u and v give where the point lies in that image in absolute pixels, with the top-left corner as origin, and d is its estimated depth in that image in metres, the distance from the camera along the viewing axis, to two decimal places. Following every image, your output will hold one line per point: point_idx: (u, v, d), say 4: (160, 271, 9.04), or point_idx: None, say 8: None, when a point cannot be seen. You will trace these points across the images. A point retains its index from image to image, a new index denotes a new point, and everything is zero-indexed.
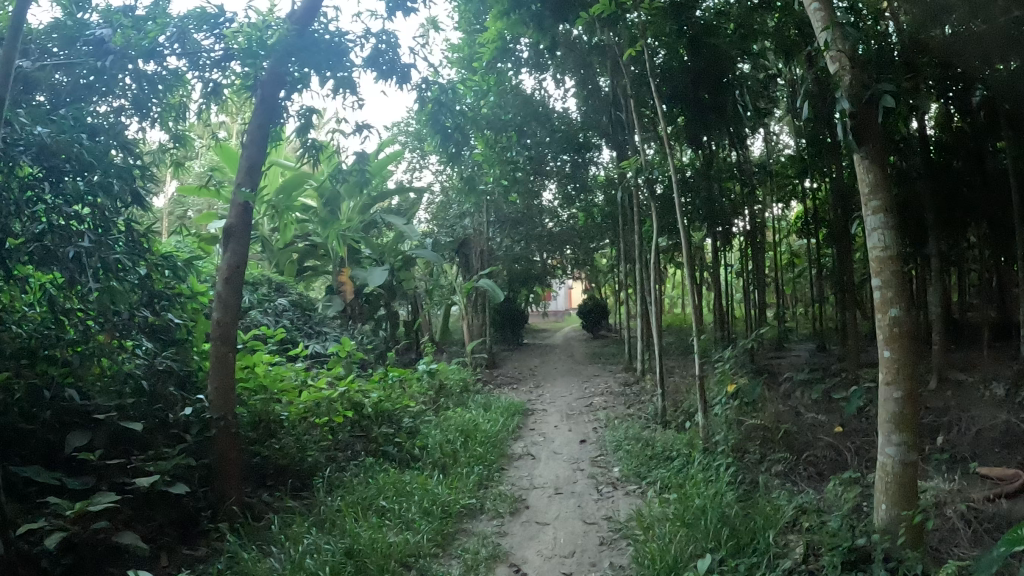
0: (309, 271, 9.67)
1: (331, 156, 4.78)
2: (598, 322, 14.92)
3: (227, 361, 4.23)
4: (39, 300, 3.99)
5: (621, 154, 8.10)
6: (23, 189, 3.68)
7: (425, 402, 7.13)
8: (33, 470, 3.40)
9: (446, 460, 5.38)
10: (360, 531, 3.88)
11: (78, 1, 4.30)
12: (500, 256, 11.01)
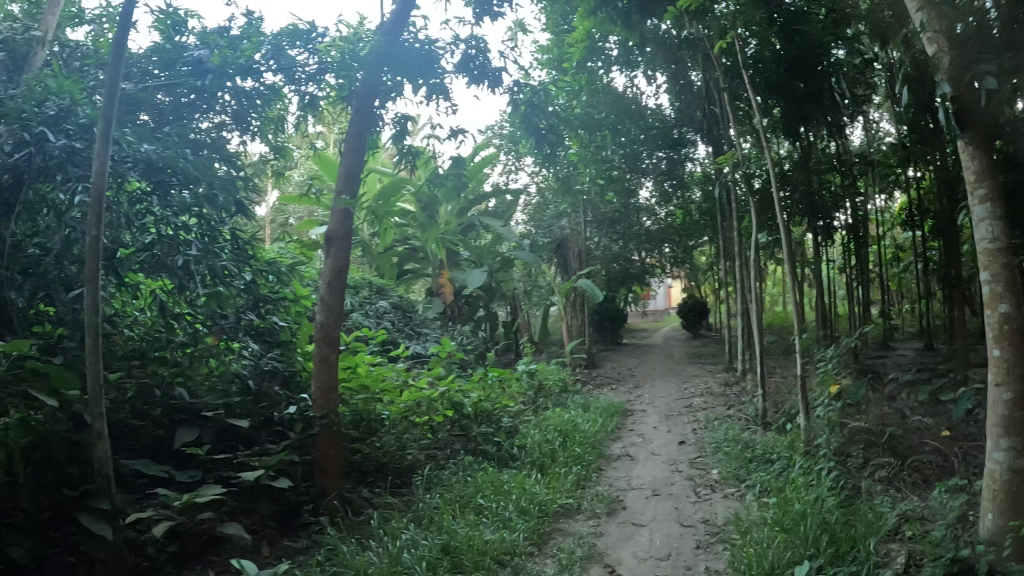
0: (409, 274, 9.86)
1: (427, 161, 4.87)
2: (698, 322, 14.61)
3: (331, 363, 4.42)
4: (148, 306, 4.38)
5: (717, 149, 7.90)
6: (133, 203, 3.99)
7: (524, 402, 7.19)
8: (144, 463, 3.62)
9: (545, 459, 5.40)
10: (456, 528, 3.94)
11: (176, 25, 4.61)
12: (598, 256, 10.94)
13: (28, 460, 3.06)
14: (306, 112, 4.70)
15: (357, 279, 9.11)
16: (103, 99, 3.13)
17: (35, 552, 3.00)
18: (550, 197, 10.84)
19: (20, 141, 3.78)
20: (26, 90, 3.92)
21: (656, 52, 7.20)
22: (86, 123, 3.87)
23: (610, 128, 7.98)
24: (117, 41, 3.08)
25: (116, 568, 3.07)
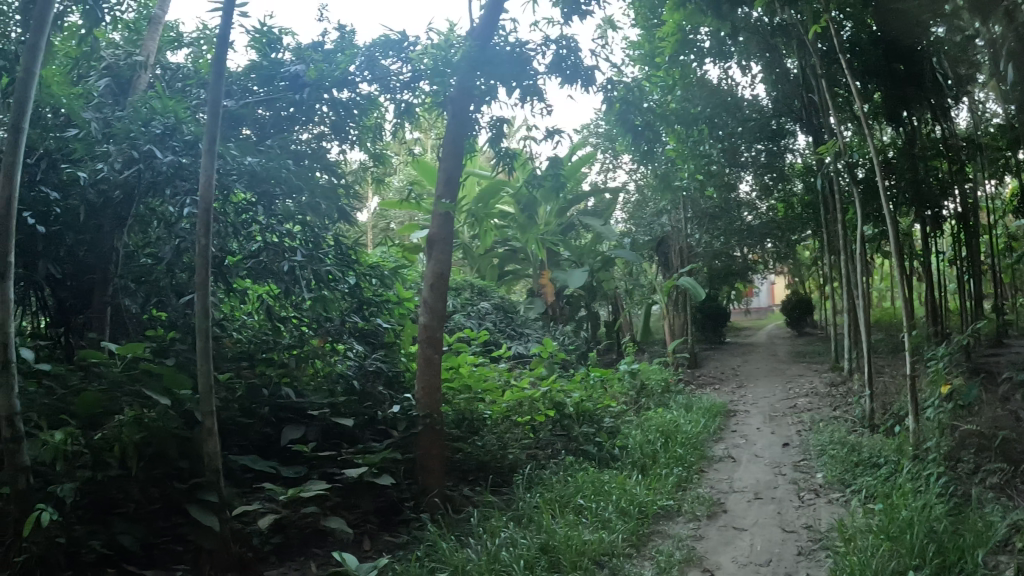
0: (509, 275, 9.98)
1: (525, 163, 4.81)
2: (803, 319, 14.02)
3: (434, 363, 4.50)
4: (256, 309, 4.72)
5: (818, 139, 7.59)
6: (239, 212, 4.26)
7: (626, 402, 7.13)
8: (251, 459, 3.83)
9: (646, 460, 5.33)
10: (555, 527, 3.93)
11: (271, 42, 4.89)
12: (700, 253, 10.68)
13: (143, 454, 3.33)
14: (403, 120, 4.60)
15: (459, 282, 9.32)
16: (206, 117, 3.31)
17: (145, 540, 3.28)
18: (649, 194, 10.66)
19: (129, 158, 4.10)
20: (134, 112, 4.30)
21: (748, 42, 7.11)
22: (190, 139, 4.15)
23: (707, 121, 7.78)
24: (216, 62, 3.26)
25: (223, 559, 3.25)
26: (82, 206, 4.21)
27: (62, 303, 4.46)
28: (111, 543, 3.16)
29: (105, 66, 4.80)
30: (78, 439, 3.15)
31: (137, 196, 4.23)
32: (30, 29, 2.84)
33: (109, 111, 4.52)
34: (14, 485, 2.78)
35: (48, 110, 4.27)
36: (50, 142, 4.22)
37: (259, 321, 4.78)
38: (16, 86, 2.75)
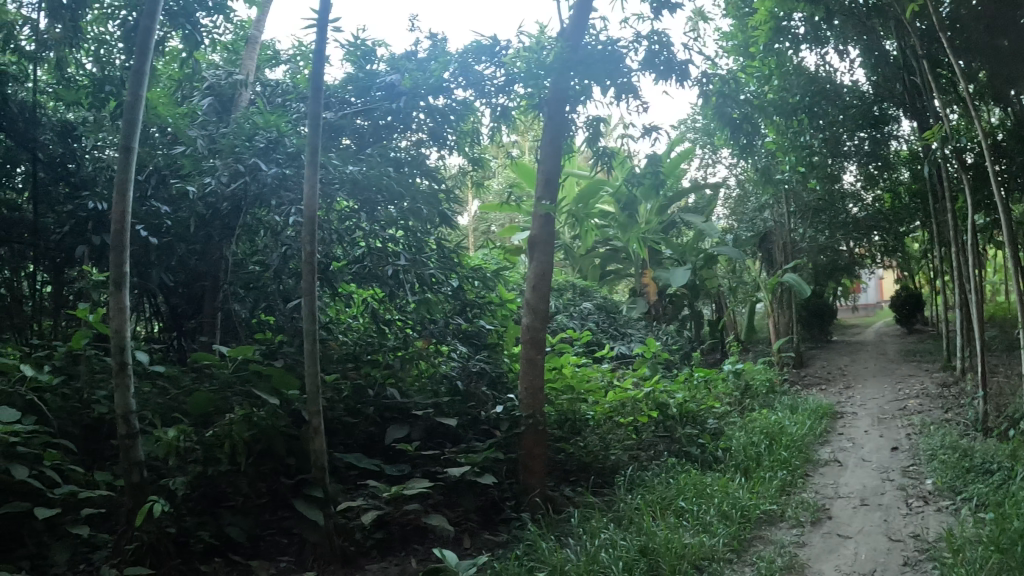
0: (611, 275, 9.88)
1: (623, 160, 4.55)
2: (914, 315, 13.28)
3: (537, 365, 4.32)
4: (360, 312, 4.88)
5: (921, 123, 7.21)
6: (342, 219, 4.53)
7: (730, 403, 6.94)
8: (355, 458, 3.93)
9: (749, 463, 5.11)
10: (658, 531, 3.71)
11: (366, 56, 5.05)
12: (804, 248, 10.23)
13: (252, 451, 3.50)
14: (500, 124, 4.72)
15: (561, 283, 9.35)
16: (308, 130, 3.38)
17: (251, 531, 3.44)
18: (750, 188, 10.23)
19: (234, 172, 4.37)
20: (238, 127, 4.63)
21: (844, 24, 6.81)
22: (292, 151, 4.42)
23: (806, 111, 7.41)
24: (314, 76, 3.35)
25: (326, 552, 3.36)
26: (192, 218, 4.43)
27: (175, 310, 4.79)
28: (220, 533, 3.35)
29: (207, 86, 5.04)
30: (191, 437, 3.35)
31: (243, 206, 4.47)
32: (135, 55, 3.06)
33: (213, 128, 4.79)
34: (130, 479, 3.01)
35: (156, 129, 4.76)
36: (158, 159, 4.63)
37: (363, 323, 4.92)
38: (124, 110, 2.96)
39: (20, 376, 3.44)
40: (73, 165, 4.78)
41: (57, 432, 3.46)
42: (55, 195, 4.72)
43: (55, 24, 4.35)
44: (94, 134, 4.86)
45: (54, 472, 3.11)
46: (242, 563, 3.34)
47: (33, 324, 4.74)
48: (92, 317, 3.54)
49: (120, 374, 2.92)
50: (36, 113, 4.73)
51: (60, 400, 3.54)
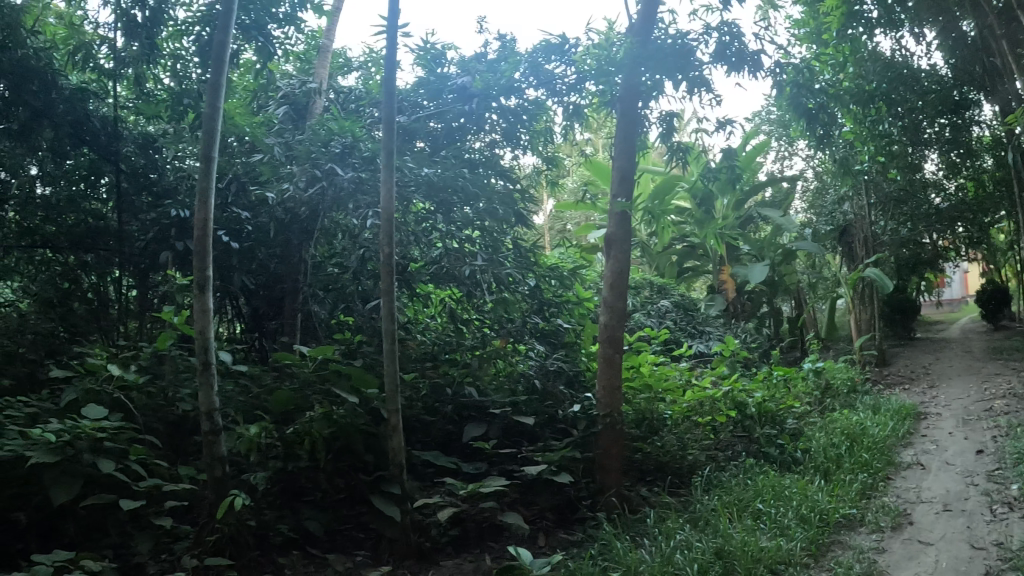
0: (689, 273, 9.76)
1: (698, 156, 4.43)
2: (1003, 311, 12.66)
3: (615, 364, 4.21)
4: (439, 312, 4.97)
5: (1005, 108, 6.90)
6: (419, 221, 4.63)
7: (811, 403, 6.73)
8: (433, 455, 3.95)
9: (828, 464, 4.95)
10: (734, 533, 3.62)
11: (436, 58, 5.13)
12: (886, 241, 9.36)
13: (332, 448, 3.59)
14: (571, 123, 4.59)
15: (638, 281, 9.21)
16: (383, 134, 3.45)
17: (328, 525, 3.54)
18: (829, 179, 9.76)
19: (312, 177, 4.43)
20: (313, 134, 4.67)
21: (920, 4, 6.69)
22: (366, 156, 4.45)
23: (885, 98, 7.08)
24: (386, 81, 3.42)
25: (402, 546, 3.41)
26: (271, 224, 4.71)
27: (256, 311, 5.01)
28: (298, 527, 3.47)
29: (282, 95, 5.18)
30: (271, 433, 3.46)
31: (321, 211, 4.60)
32: (211, 67, 3.18)
33: (289, 135, 4.95)
34: (212, 473, 3.13)
35: (234, 139, 4.95)
36: (238, 167, 4.84)
37: (442, 323, 5.02)
38: (204, 120, 3.08)
39: (108, 375, 3.61)
40: (155, 175, 5.21)
41: (143, 428, 3.62)
42: (139, 204, 5.11)
43: (132, 41, 4.55)
44: (175, 146, 5.15)
45: (138, 466, 3.24)
46: (319, 556, 3.43)
47: (119, 327, 5.06)
48: (177, 320, 3.69)
49: (203, 372, 3.07)
50: (117, 126, 5.12)
51: (145, 398, 3.68)
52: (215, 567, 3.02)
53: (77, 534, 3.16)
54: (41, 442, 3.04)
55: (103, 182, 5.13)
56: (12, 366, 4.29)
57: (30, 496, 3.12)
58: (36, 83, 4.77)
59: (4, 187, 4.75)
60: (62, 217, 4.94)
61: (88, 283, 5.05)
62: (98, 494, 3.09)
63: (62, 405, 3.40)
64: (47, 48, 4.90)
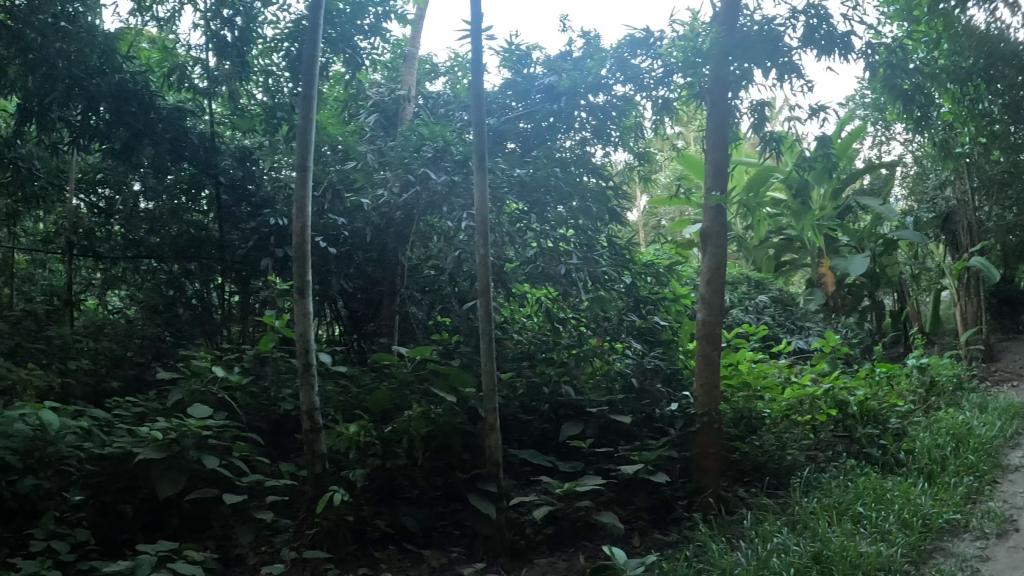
0: (786, 266, 9.53)
1: (791, 145, 4.28)
2: None
3: (713, 362, 4.08)
4: (535, 311, 5.03)
5: None
6: (513, 221, 4.77)
7: (915, 401, 6.43)
8: (529, 454, 3.99)
9: (933, 467, 4.71)
10: (834, 537, 3.46)
11: (522, 59, 5.17)
12: (992, 228, 8.82)
13: (430, 446, 3.65)
14: (662, 116, 4.52)
15: (735, 275, 9.11)
16: (473, 137, 3.47)
17: (425, 522, 3.60)
18: (929, 163, 9.19)
19: (405, 182, 4.67)
20: (404, 141, 4.84)
21: None
22: (460, 159, 4.62)
23: None
24: (474, 85, 3.45)
25: (497, 544, 3.45)
26: (368, 229, 4.93)
27: (355, 314, 5.23)
28: (395, 523, 3.55)
29: (372, 103, 5.35)
30: (371, 432, 3.56)
31: (415, 216, 4.81)
32: (302, 80, 3.28)
33: (380, 142, 5.14)
34: (313, 469, 3.26)
35: (328, 148, 5.16)
36: (333, 175, 5.02)
37: (539, 322, 5.03)
38: (298, 132, 3.19)
39: (213, 376, 3.80)
40: (253, 186, 5.35)
41: (246, 426, 3.79)
42: (239, 214, 5.35)
43: (224, 61, 4.86)
44: (270, 157, 5.43)
45: (241, 463, 3.40)
46: (415, 552, 3.50)
47: (222, 330, 5.37)
48: (278, 323, 3.84)
49: (303, 374, 3.19)
50: (214, 141, 5.31)
51: (249, 398, 3.86)
52: (312, 560, 3.11)
53: (181, 527, 3.33)
54: (149, 440, 3.24)
55: (204, 195, 5.44)
56: (123, 369, 4.79)
57: (137, 489, 3.31)
58: (136, 104, 4.98)
59: (113, 203, 5.52)
60: (165, 229, 5.45)
61: (195, 290, 5.43)
62: (203, 489, 3.25)
63: (170, 404, 3.59)
64: (143, 71, 5.08)
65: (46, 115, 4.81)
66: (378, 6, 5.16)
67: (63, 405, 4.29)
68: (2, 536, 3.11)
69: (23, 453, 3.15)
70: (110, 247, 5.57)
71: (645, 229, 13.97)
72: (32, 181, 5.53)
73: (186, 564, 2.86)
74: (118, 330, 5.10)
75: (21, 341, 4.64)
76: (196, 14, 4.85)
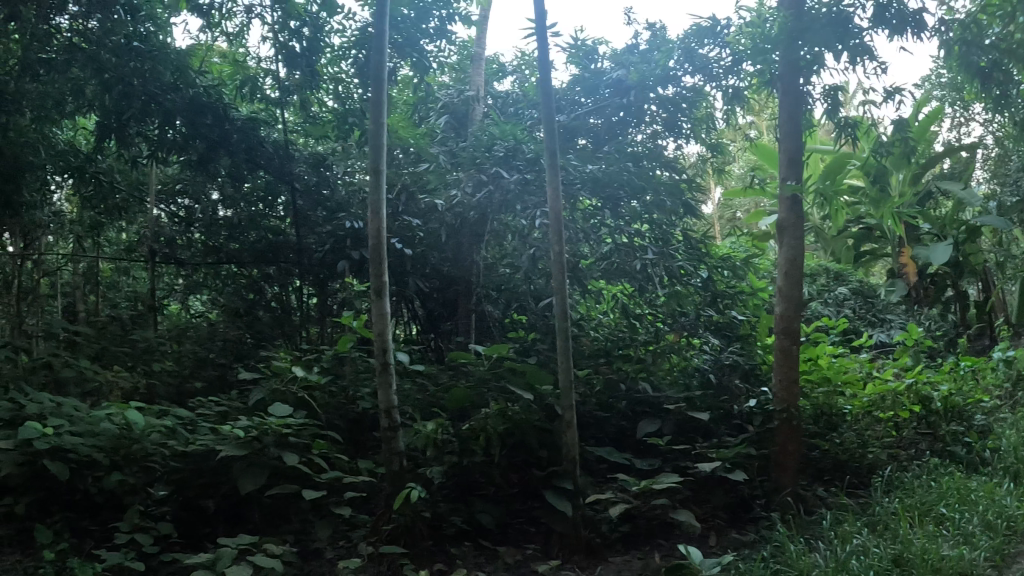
0: (866, 257, 9.04)
1: (867, 130, 4.14)
2: None
3: (793, 356, 3.97)
4: (611, 308, 5.07)
5: None
6: (587, 217, 4.84)
7: (1001, 396, 6.12)
8: (606, 451, 3.98)
9: (1022, 467, 4.48)
10: (916, 539, 3.31)
11: (589, 54, 5.13)
12: None
13: (506, 443, 3.67)
14: (733, 106, 4.45)
15: (813, 269, 9.33)
16: (544, 135, 3.48)
17: (500, 519, 3.62)
18: (1012, 144, 8.72)
19: (478, 182, 4.73)
20: (477, 141, 4.81)
21: None
22: (530, 157, 4.62)
23: None
24: (542, 83, 3.46)
25: (572, 541, 3.45)
26: (442, 229, 5.04)
27: (431, 313, 5.31)
28: (471, 520, 3.58)
29: (443, 105, 5.47)
30: (448, 429, 3.65)
31: (489, 214, 4.87)
32: (371, 86, 3.34)
33: (452, 143, 5.25)
34: (391, 467, 3.32)
35: (399, 150, 5.35)
36: (407, 177, 5.20)
37: (615, 319, 5.06)
38: (370, 137, 3.24)
39: (292, 376, 3.92)
40: (328, 190, 5.56)
41: (325, 424, 3.89)
42: (315, 218, 5.52)
43: (294, 71, 5.04)
44: (345, 162, 5.47)
45: (320, 460, 3.48)
46: (491, 548, 3.52)
47: (301, 332, 5.53)
48: (356, 324, 3.91)
49: (381, 373, 3.26)
50: (289, 148, 5.52)
51: (328, 397, 3.97)
52: (389, 555, 3.15)
53: (262, 521, 3.51)
54: (232, 438, 3.36)
55: (280, 201, 5.62)
56: (205, 370, 5.00)
57: (219, 485, 3.45)
58: (211, 116, 5.21)
59: (193, 212, 5.78)
60: (244, 235, 5.67)
61: (274, 293, 5.59)
62: (284, 485, 3.35)
63: (252, 403, 3.73)
64: (215, 85, 5.28)
65: (124, 130, 5.02)
66: (443, 10, 5.20)
67: (150, 405, 4.50)
68: (89, 528, 3.38)
69: (109, 450, 3.37)
70: (191, 254, 5.77)
71: (717, 220, 13.69)
72: (116, 193, 5.91)
73: (264, 557, 2.95)
74: (201, 332, 5.29)
75: (107, 345, 4.85)
76: (263, 27, 5.00)
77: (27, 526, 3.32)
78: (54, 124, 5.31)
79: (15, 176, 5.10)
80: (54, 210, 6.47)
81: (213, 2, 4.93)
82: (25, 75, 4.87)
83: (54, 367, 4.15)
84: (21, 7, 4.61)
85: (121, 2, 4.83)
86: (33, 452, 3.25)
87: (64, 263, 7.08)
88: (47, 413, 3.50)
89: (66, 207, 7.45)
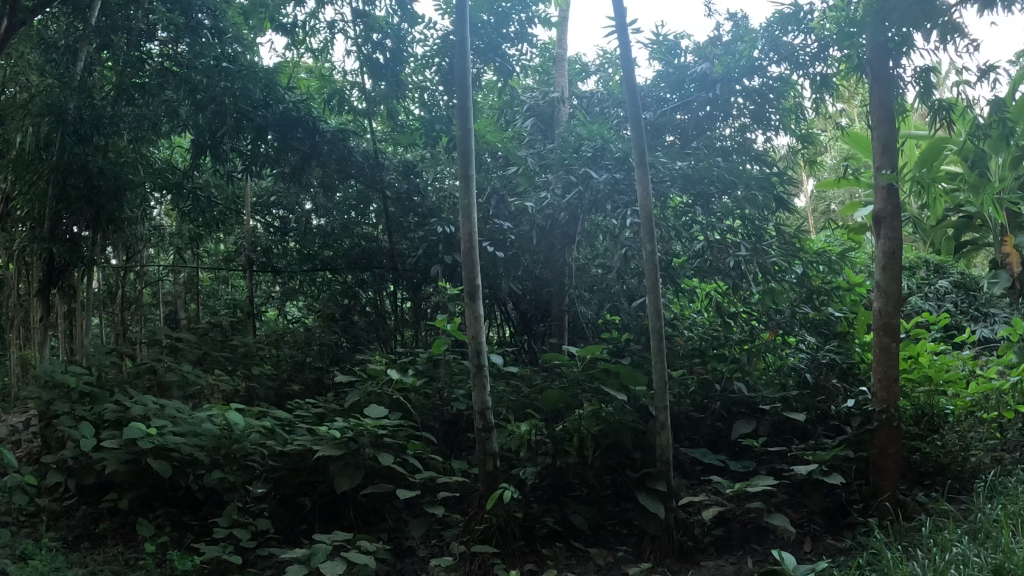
0: (967, 248, 8.64)
1: (963, 112, 3.88)
2: None
3: (893, 353, 3.77)
4: (705, 307, 5.05)
5: None
6: (678, 215, 4.76)
7: None
8: (700, 453, 3.94)
9: None
10: (1020, 548, 2.98)
11: (671, 49, 5.04)
12: None
13: (601, 444, 3.64)
14: (823, 93, 4.28)
15: (912, 261, 8.65)
16: (632, 133, 3.46)
17: (593, 520, 3.59)
18: None
19: (567, 183, 4.77)
20: (564, 142, 4.86)
21: None
22: (619, 156, 4.55)
23: None
24: (627, 79, 3.43)
25: (665, 544, 3.39)
26: (533, 230, 5.10)
27: (525, 315, 5.39)
28: (564, 521, 3.58)
29: (528, 108, 5.62)
30: (542, 430, 3.67)
31: (580, 215, 4.87)
32: (457, 92, 3.41)
33: (539, 145, 5.44)
34: (484, 467, 3.36)
35: (489, 155, 5.39)
36: (495, 181, 5.31)
37: (709, 317, 5.04)
38: (458, 142, 3.30)
39: (387, 378, 4.02)
40: (418, 196, 5.70)
41: (420, 425, 4.01)
42: (408, 224, 5.68)
43: (380, 82, 5.21)
44: (433, 168, 5.62)
45: (414, 461, 3.56)
46: (583, 551, 3.50)
47: (397, 335, 5.79)
48: (449, 326, 3.97)
49: (475, 375, 3.31)
50: (379, 158, 5.68)
51: (423, 399, 4.05)
52: (480, 553, 3.16)
53: (357, 518, 3.61)
54: (328, 438, 3.47)
55: (372, 208, 5.85)
56: (303, 373, 5.20)
57: (315, 484, 3.63)
58: (301, 129, 5.36)
59: (288, 221, 6.15)
60: (338, 242, 5.93)
61: (368, 299, 5.86)
62: (377, 485, 3.46)
63: (348, 405, 3.87)
64: (304, 99, 5.44)
65: (218, 147, 5.27)
66: (523, 13, 5.19)
67: (249, 406, 4.74)
68: (190, 522, 3.61)
69: (210, 450, 3.57)
70: (287, 262, 6.14)
71: (807, 212, 13.23)
72: (212, 207, 6.16)
73: (357, 553, 3.02)
74: (298, 337, 5.48)
75: (209, 350, 5.09)
76: (347, 41, 5.19)
77: (131, 520, 3.60)
78: (152, 144, 5.62)
79: (117, 194, 5.14)
80: (156, 225, 6.89)
81: (298, 20, 5.19)
82: (122, 99, 5.21)
83: (158, 371, 4.41)
84: (113, 36, 5.20)
85: (210, 27, 5.23)
86: (138, 451, 3.54)
87: (167, 273, 7.51)
88: (151, 414, 3.74)
89: (168, 222, 7.92)
